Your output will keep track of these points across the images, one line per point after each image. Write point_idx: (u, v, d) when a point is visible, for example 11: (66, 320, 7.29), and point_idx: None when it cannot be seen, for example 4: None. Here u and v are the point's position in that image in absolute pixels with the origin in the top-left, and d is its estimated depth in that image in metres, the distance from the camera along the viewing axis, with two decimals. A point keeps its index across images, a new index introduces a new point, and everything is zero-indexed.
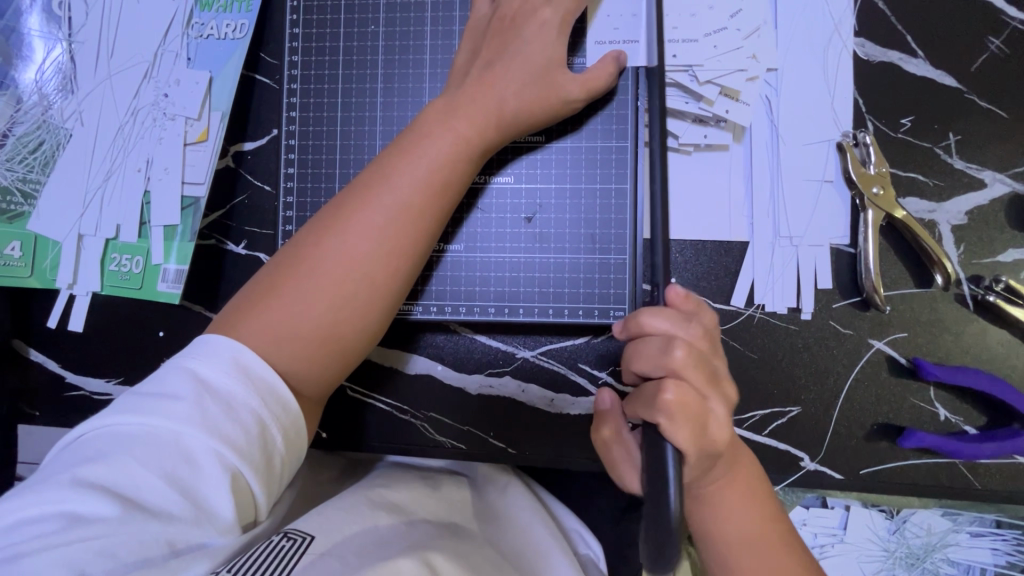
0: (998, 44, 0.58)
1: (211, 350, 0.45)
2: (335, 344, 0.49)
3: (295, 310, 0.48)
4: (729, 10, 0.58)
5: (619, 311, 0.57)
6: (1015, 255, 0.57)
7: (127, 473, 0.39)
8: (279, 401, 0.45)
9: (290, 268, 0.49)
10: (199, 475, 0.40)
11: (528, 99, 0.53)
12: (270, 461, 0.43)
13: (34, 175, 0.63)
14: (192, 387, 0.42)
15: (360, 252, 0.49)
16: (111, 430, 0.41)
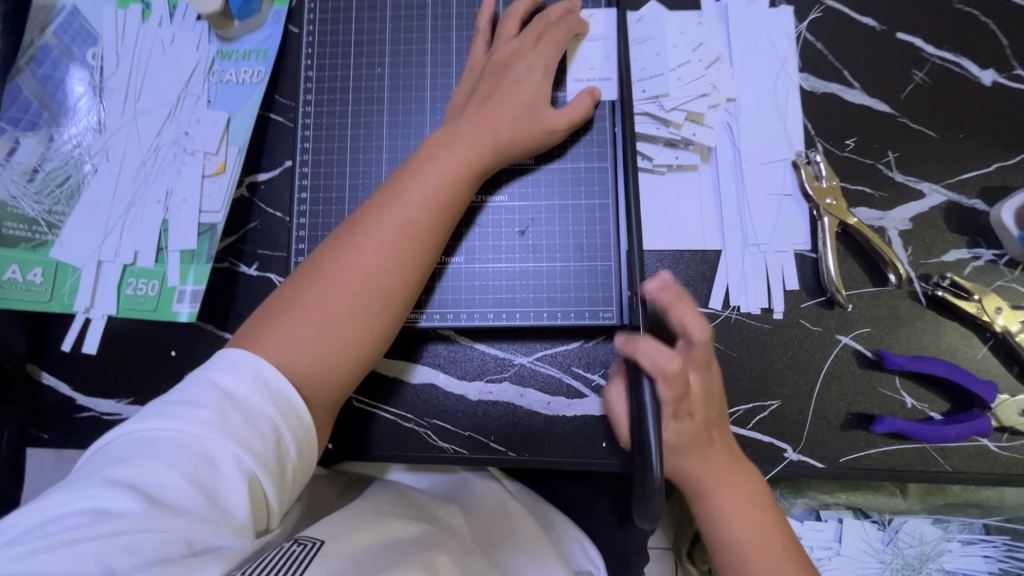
0: (922, 75, 0.67)
1: (231, 361, 0.47)
2: (348, 352, 0.52)
3: (312, 320, 0.51)
4: (691, 50, 0.67)
5: (607, 312, 0.62)
6: (957, 254, 0.64)
7: (151, 474, 0.40)
8: (294, 412, 0.47)
9: (307, 283, 0.53)
10: (218, 478, 0.42)
11: (519, 128, 0.60)
12: (283, 470, 0.45)
13: (60, 207, 0.68)
14: (214, 395, 0.45)
15: (372, 266, 0.53)
16: (134, 435, 0.43)
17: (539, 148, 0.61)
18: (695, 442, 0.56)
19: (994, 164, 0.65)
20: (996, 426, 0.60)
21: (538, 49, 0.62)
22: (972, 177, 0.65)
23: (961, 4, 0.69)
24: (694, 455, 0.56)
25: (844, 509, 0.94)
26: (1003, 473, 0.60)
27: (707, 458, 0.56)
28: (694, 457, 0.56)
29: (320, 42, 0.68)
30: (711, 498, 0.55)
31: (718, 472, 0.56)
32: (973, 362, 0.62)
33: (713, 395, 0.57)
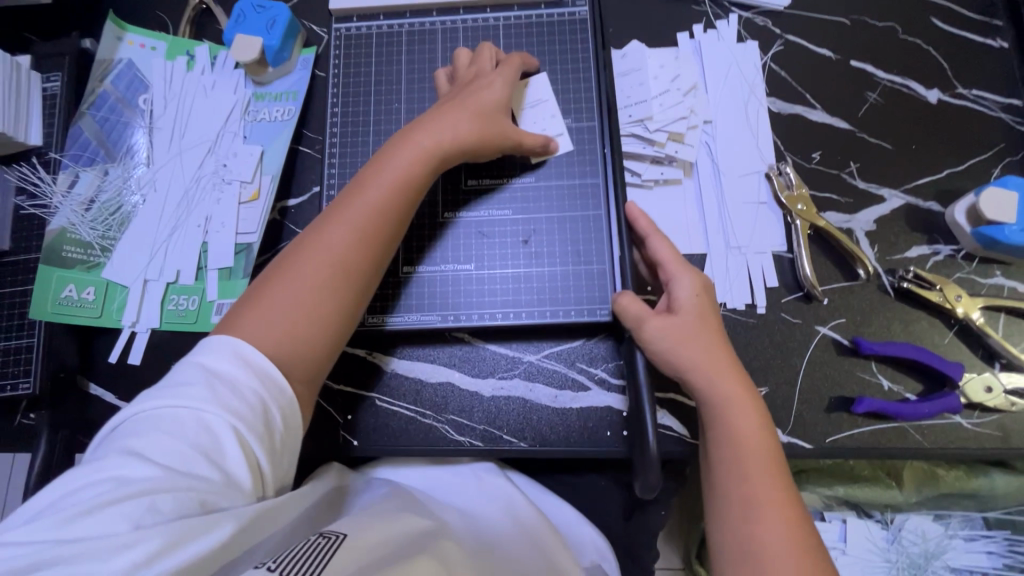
0: (875, 96, 0.76)
1: (215, 344, 0.50)
2: (314, 332, 0.55)
3: (280, 304, 0.54)
4: (670, 80, 0.76)
5: (604, 309, 0.69)
6: (919, 250, 0.71)
7: (153, 444, 0.44)
8: (276, 385, 0.50)
9: (275, 270, 0.56)
10: (215, 446, 0.45)
11: (475, 124, 0.65)
12: (272, 436, 0.49)
13: (112, 233, 0.75)
14: (203, 374, 0.48)
15: (337, 251, 0.57)
16: (136, 416, 0.46)
17: (494, 148, 0.67)
18: (735, 398, 0.58)
19: (945, 170, 0.74)
20: (966, 403, 0.65)
21: (496, 74, 0.69)
22: (927, 182, 0.73)
23: (906, 34, 0.78)
24: (734, 411, 0.57)
25: (847, 509, 0.98)
26: (976, 447, 0.65)
27: (744, 416, 0.57)
28: (735, 415, 0.57)
29: (344, 81, 0.76)
30: (733, 482, 0.55)
31: (756, 436, 0.56)
32: (941, 347, 0.68)
33: (746, 382, 0.60)
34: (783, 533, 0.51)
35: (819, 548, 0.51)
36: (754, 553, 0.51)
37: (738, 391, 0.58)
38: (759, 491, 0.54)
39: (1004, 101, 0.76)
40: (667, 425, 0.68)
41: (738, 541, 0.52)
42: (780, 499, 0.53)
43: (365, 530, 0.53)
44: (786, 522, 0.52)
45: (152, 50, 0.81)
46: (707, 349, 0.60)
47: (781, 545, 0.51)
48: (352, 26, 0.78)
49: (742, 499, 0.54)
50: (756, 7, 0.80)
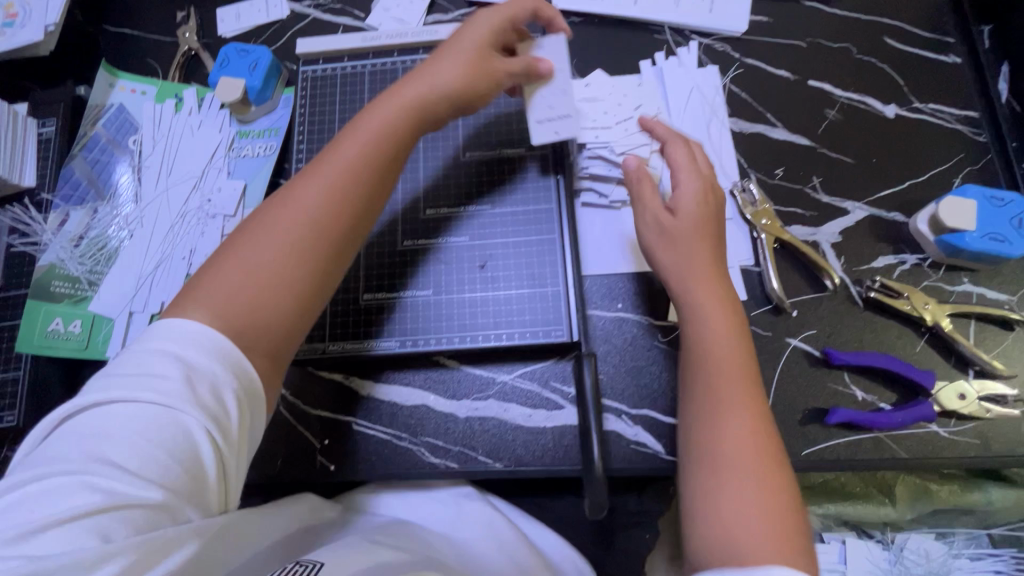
0: (834, 113, 0.79)
1: (191, 334, 0.50)
2: (284, 292, 0.55)
3: (245, 262, 0.55)
4: (631, 108, 0.79)
5: (559, 331, 0.70)
6: (885, 261, 0.72)
7: (129, 446, 0.45)
8: (250, 385, 0.51)
9: (247, 229, 0.57)
10: (189, 454, 0.46)
11: (458, 79, 0.64)
12: (243, 437, 0.50)
13: (99, 267, 0.78)
14: (181, 371, 0.48)
15: (304, 208, 0.57)
16: (108, 408, 0.47)
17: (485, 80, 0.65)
18: (724, 346, 0.59)
19: (907, 181, 0.75)
20: (941, 411, 0.65)
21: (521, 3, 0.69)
22: (889, 194, 0.75)
23: (859, 54, 0.81)
24: (722, 360, 0.58)
25: (847, 530, 0.95)
26: (955, 456, 0.64)
27: (730, 366, 0.58)
28: (723, 364, 0.58)
29: (309, 121, 0.80)
30: (726, 478, 0.52)
31: (742, 389, 0.56)
32: (913, 355, 0.68)
33: (743, 334, 0.60)
34: (754, 485, 0.51)
35: (795, 518, 0.51)
36: (716, 499, 0.52)
37: (730, 341, 0.59)
38: (738, 442, 0.53)
39: (960, 113, 0.78)
40: (642, 442, 0.68)
41: (702, 485, 0.53)
42: (759, 451, 0.53)
43: (343, 563, 0.52)
44: (761, 475, 0.52)
45: (143, 94, 0.86)
46: (706, 288, 0.62)
47: (749, 496, 0.51)
48: (317, 68, 0.81)
49: (712, 445, 0.54)
50: (713, 33, 0.84)
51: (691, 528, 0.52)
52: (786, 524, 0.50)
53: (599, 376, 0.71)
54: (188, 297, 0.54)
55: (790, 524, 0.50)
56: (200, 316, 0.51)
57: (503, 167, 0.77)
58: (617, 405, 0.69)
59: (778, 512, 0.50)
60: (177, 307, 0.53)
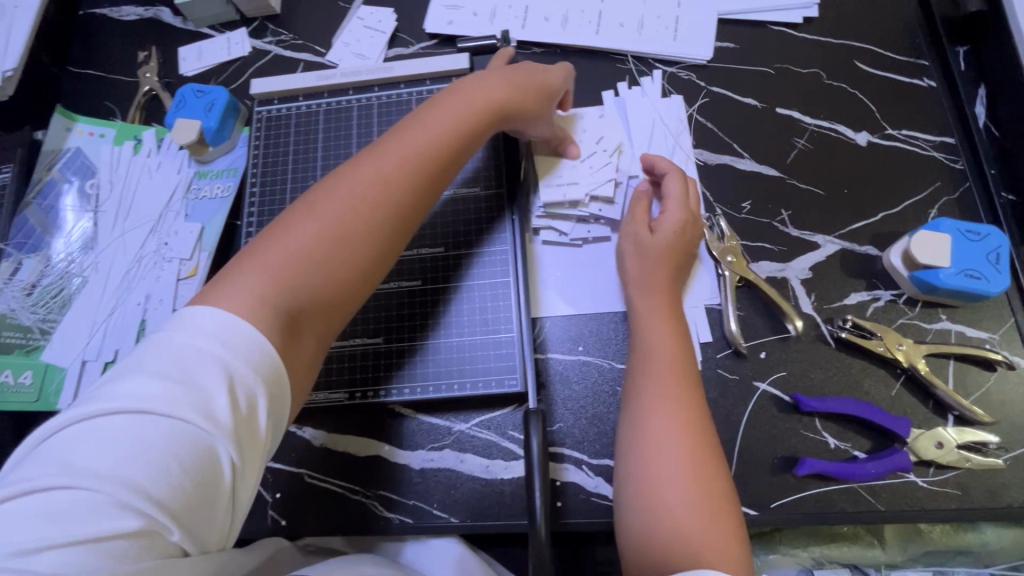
0: (803, 142, 0.76)
1: (233, 339, 0.45)
2: (331, 279, 0.53)
3: (305, 231, 0.53)
4: (594, 140, 0.75)
5: (513, 381, 0.67)
6: (857, 297, 0.69)
7: (153, 459, 0.40)
8: (280, 400, 0.47)
9: (302, 208, 0.55)
10: (214, 481, 0.42)
11: (512, 87, 0.66)
12: (264, 456, 0.47)
13: (52, 315, 0.77)
14: (221, 384, 0.43)
15: (370, 189, 0.56)
16: (129, 414, 0.41)
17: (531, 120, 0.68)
18: (667, 353, 0.60)
19: (881, 213, 0.72)
20: (917, 460, 0.61)
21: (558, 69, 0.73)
22: (862, 226, 0.71)
23: (830, 79, 0.78)
24: (659, 364, 0.59)
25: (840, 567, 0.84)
26: (933, 508, 0.61)
27: (669, 370, 0.59)
28: (661, 368, 0.59)
29: (263, 163, 0.78)
30: (659, 473, 0.53)
31: (676, 388, 0.57)
32: (888, 399, 0.65)
33: (683, 342, 0.61)
34: (690, 482, 0.52)
35: (731, 506, 0.53)
36: (655, 493, 0.53)
37: (671, 348, 0.60)
38: (675, 441, 0.54)
39: (936, 139, 0.75)
40: (603, 494, 0.65)
41: (642, 481, 0.54)
42: (694, 449, 0.54)
43: None
44: (695, 469, 0.53)
45: (101, 137, 0.85)
46: (653, 301, 0.64)
47: (687, 493, 0.52)
48: (272, 108, 0.80)
49: (643, 449, 0.55)
50: (680, 61, 0.80)
51: (628, 529, 0.53)
52: (723, 519, 0.51)
53: (558, 424, 0.68)
54: (247, 257, 0.51)
55: (726, 520, 0.51)
56: (250, 284, 0.49)
57: (458, 206, 0.74)
58: (577, 455, 0.66)
59: (715, 503, 0.52)
60: (232, 269, 0.51)
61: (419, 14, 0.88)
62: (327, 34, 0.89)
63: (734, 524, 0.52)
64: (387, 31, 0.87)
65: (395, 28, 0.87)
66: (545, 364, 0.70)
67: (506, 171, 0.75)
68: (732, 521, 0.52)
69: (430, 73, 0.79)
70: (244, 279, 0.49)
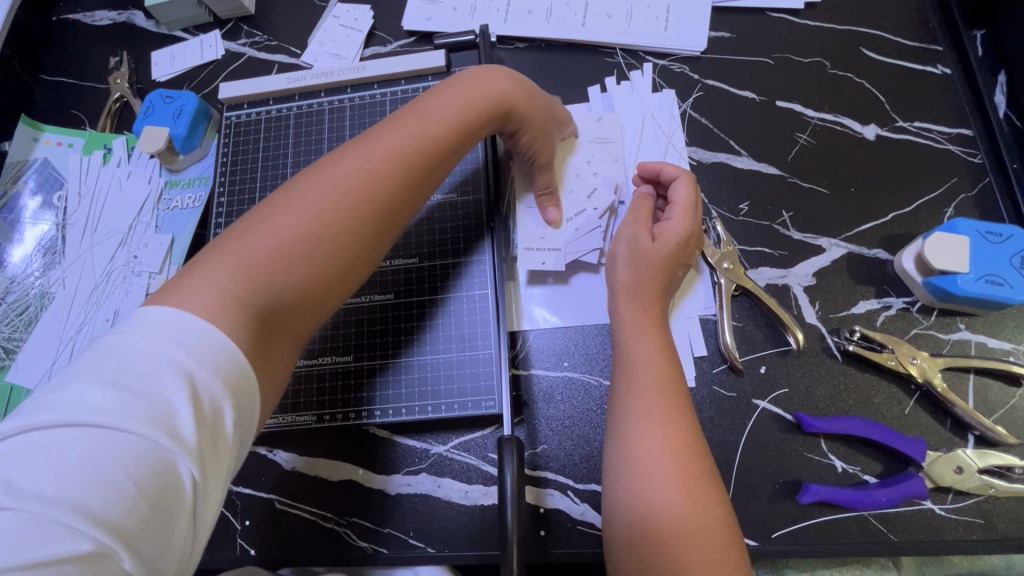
0: (806, 137, 0.70)
1: (196, 338, 0.38)
2: (317, 275, 0.46)
3: (285, 221, 0.45)
4: (585, 197, 0.67)
5: (490, 401, 0.63)
6: (866, 306, 0.63)
7: (96, 476, 0.33)
8: (249, 406, 0.40)
9: (287, 194, 0.47)
10: (173, 500, 0.35)
11: (513, 82, 0.60)
12: (232, 469, 0.39)
13: (18, 333, 0.74)
14: (179, 389, 0.36)
15: (360, 178, 0.49)
16: (71, 423, 0.34)
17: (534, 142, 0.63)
18: (652, 365, 0.55)
19: (891, 213, 0.66)
20: (934, 486, 0.56)
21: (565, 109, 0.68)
22: (870, 228, 0.66)
23: (834, 68, 0.72)
24: (642, 378, 0.54)
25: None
26: (949, 538, 0.56)
27: (654, 383, 0.53)
28: (643, 382, 0.54)
29: (231, 170, 0.75)
30: (647, 504, 0.48)
31: (660, 402, 0.52)
32: (900, 418, 0.59)
33: (670, 354, 0.56)
34: (682, 508, 0.47)
35: (729, 529, 0.48)
36: (644, 521, 0.48)
37: (659, 360, 0.55)
38: (662, 462, 0.49)
39: (951, 131, 0.69)
40: (590, 523, 0.60)
41: (627, 508, 0.49)
42: (683, 470, 0.49)
43: None
44: (685, 491, 0.48)
45: (69, 147, 0.82)
46: (638, 311, 0.58)
47: (681, 519, 0.47)
48: (241, 113, 0.77)
49: (633, 474, 0.50)
50: (672, 54, 0.75)
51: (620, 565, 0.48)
52: (720, 545, 0.46)
53: (541, 446, 0.63)
54: (217, 249, 0.44)
55: (722, 545, 0.46)
56: (220, 281, 0.41)
57: (432, 214, 0.70)
58: (561, 479, 0.62)
59: (710, 526, 0.47)
60: (197, 262, 0.43)
61: (396, 10, 0.83)
62: (302, 34, 0.85)
63: (736, 553, 0.47)
64: (363, 29, 0.82)
65: (371, 26, 0.83)
66: (527, 381, 0.66)
67: (482, 173, 0.70)
68: (734, 551, 0.47)
69: (404, 72, 0.74)
70: (212, 276, 0.41)
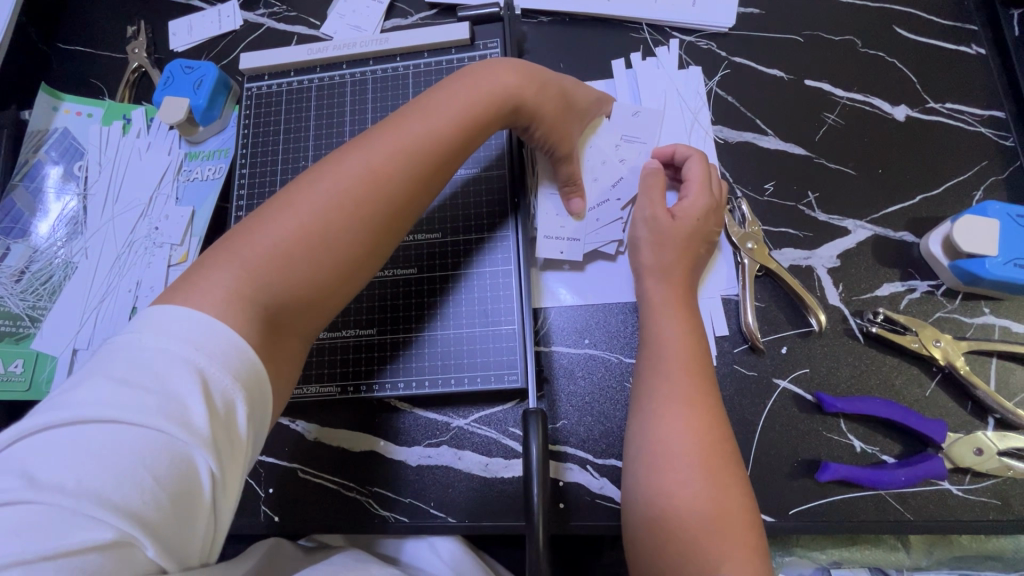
0: (834, 117, 0.69)
1: (208, 337, 0.38)
2: (321, 275, 0.45)
3: (289, 224, 0.45)
4: (609, 185, 0.66)
5: (513, 375, 0.63)
6: (890, 288, 0.63)
7: (115, 470, 0.34)
8: (260, 403, 0.40)
9: (290, 194, 0.47)
10: (191, 491, 0.36)
11: (524, 73, 0.59)
12: (245, 464, 0.40)
13: (42, 302, 0.75)
14: (195, 386, 0.36)
15: (363, 178, 0.48)
16: (89, 418, 0.35)
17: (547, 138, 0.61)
18: (677, 345, 0.55)
19: (918, 196, 0.66)
20: (953, 467, 0.57)
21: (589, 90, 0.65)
22: (897, 210, 0.65)
23: (865, 47, 0.71)
24: (666, 365, 0.54)
25: (860, 567, 0.78)
26: (966, 519, 0.56)
27: (680, 372, 0.53)
28: (672, 367, 0.54)
29: (253, 142, 0.75)
30: (672, 476, 0.49)
31: (685, 389, 0.52)
32: (921, 400, 0.60)
33: (697, 340, 0.56)
34: (705, 491, 0.48)
35: (749, 515, 0.48)
36: (665, 504, 0.48)
37: (683, 349, 0.55)
38: (686, 446, 0.50)
39: (983, 113, 0.68)
40: (608, 496, 0.62)
41: (649, 490, 0.49)
42: (706, 453, 0.49)
43: None
44: (707, 474, 0.48)
45: (89, 117, 0.82)
46: (665, 292, 0.58)
47: (702, 504, 0.47)
48: (263, 84, 0.76)
49: (654, 451, 0.50)
50: (699, 30, 0.74)
51: (638, 534, 0.49)
52: (739, 531, 0.47)
53: (561, 421, 0.64)
54: (222, 249, 0.44)
55: (741, 531, 0.47)
56: (227, 280, 0.41)
57: (457, 188, 0.69)
58: (581, 454, 0.63)
59: (728, 509, 0.47)
60: (204, 262, 0.43)
61: None
62: (322, 6, 0.84)
63: (759, 533, 0.48)
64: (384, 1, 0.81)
65: None
66: (548, 356, 0.66)
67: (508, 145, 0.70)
68: (756, 531, 0.48)
69: (427, 45, 0.73)
70: (219, 275, 0.42)
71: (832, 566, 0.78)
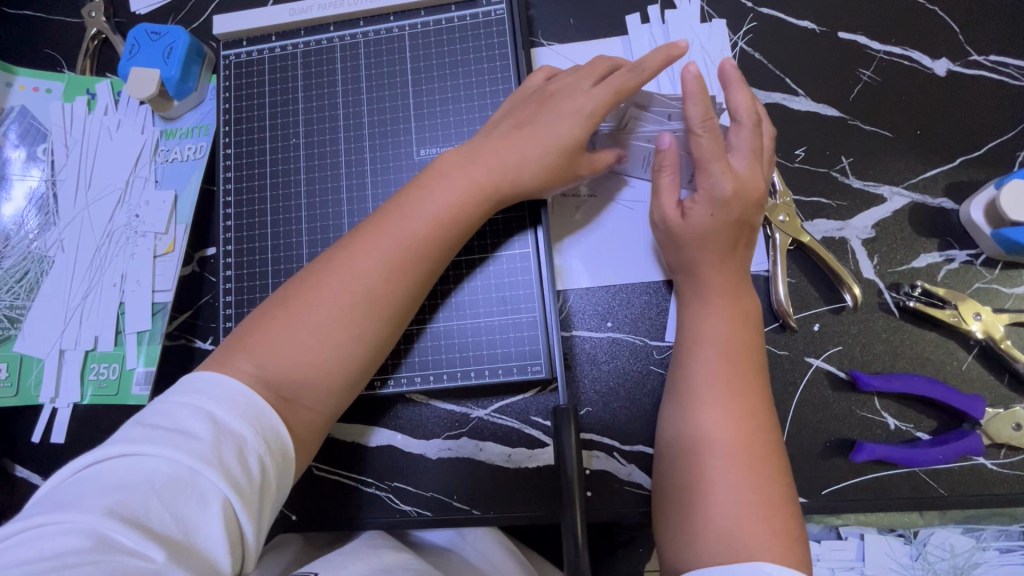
0: (869, 74, 0.64)
1: (227, 391, 0.40)
2: (334, 370, 0.46)
3: (291, 342, 0.45)
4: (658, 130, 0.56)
5: (536, 365, 0.60)
6: (928, 259, 0.60)
7: (135, 497, 0.34)
8: (279, 449, 0.41)
9: (300, 289, 0.48)
10: (206, 518, 0.35)
11: (513, 134, 0.55)
12: (265, 504, 0.39)
13: (20, 301, 0.70)
14: (213, 426, 0.38)
15: (372, 270, 0.48)
16: (107, 456, 0.36)
17: (556, 181, 0.56)
18: (732, 341, 0.52)
19: (957, 160, 0.62)
20: (989, 442, 0.56)
21: (585, 87, 0.54)
22: (935, 174, 0.61)
23: None
24: (720, 364, 0.51)
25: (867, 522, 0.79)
26: (999, 491, 0.56)
27: (736, 370, 0.50)
28: (726, 363, 0.51)
29: (236, 119, 0.68)
30: (717, 466, 0.47)
31: (741, 390, 0.50)
32: (957, 374, 0.58)
33: (755, 338, 0.53)
34: (753, 490, 0.45)
35: (795, 518, 0.46)
36: (705, 507, 0.46)
37: (742, 353, 0.51)
38: (737, 455, 0.47)
39: None
40: (636, 483, 0.60)
41: (684, 488, 0.48)
42: (757, 459, 0.47)
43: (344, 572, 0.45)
44: (752, 467, 0.46)
45: (48, 92, 0.74)
46: (721, 282, 0.54)
47: (742, 502, 0.45)
48: (241, 51, 0.69)
49: (700, 445, 0.48)
50: None
51: (673, 517, 0.48)
52: (785, 531, 0.44)
53: (586, 408, 0.62)
54: (238, 347, 0.45)
55: (781, 522, 0.45)
56: (244, 375, 0.43)
57: None
58: (607, 441, 0.61)
59: (775, 512, 0.45)
60: (225, 354, 0.44)
61: None
62: None
63: (797, 526, 0.45)
64: None
65: None
66: (570, 343, 0.63)
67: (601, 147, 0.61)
68: (795, 523, 0.46)
69: (423, 2, 0.66)
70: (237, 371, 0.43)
71: (840, 524, 0.78)
